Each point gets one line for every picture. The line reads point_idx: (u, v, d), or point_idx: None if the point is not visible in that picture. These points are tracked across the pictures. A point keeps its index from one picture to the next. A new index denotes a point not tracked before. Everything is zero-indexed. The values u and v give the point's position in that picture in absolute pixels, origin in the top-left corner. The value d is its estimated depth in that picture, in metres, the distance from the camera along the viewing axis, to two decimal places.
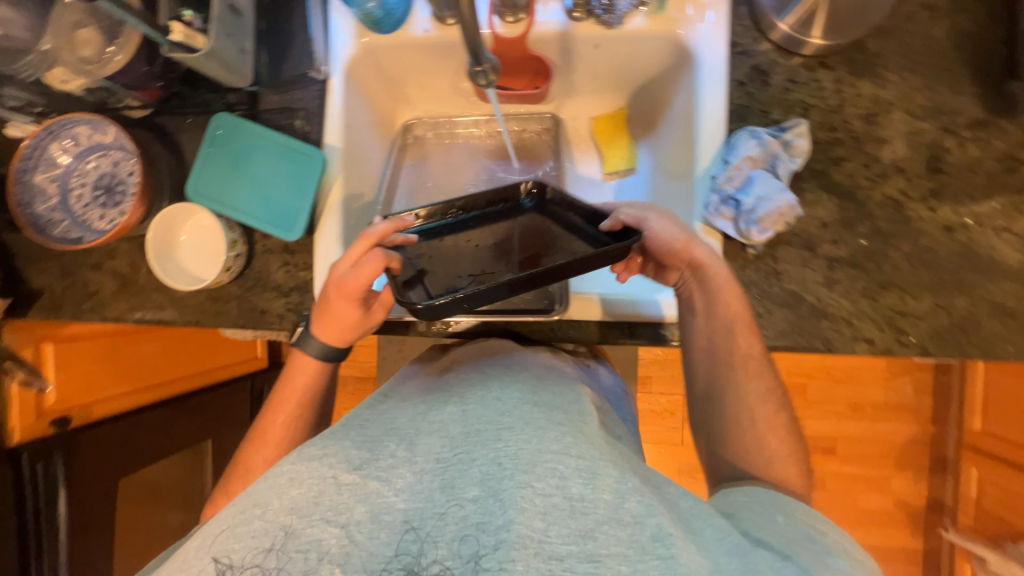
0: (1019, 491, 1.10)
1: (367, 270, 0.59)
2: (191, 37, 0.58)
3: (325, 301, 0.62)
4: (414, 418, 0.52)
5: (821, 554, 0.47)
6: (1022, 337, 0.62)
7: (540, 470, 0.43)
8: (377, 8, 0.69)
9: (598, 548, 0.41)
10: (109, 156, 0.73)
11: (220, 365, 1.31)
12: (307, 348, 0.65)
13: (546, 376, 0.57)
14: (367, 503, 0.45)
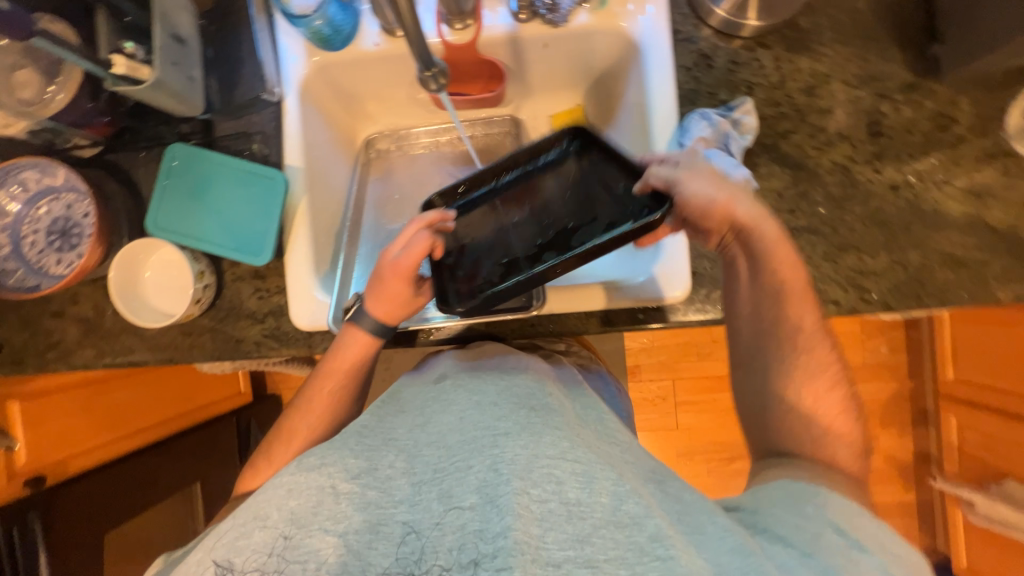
0: (997, 432, 1.15)
1: (416, 250, 0.61)
2: (134, 69, 0.57)
3: (376, 279, 0.62)
4: (412, 427, 0.52)
5: (848, 552, 0.47)
6: (974, 283, 0.66)
7: (537, 476, 0.44)
8: (325, 26, 0.68)
9: (595, 553, 0.42)
10: (62, 200, 0.71)
11: (200, 406, 1.28)
12: (362, 326, 0.64)
13: (543, 376, 0.57)
14: (366, 512, 0.46)
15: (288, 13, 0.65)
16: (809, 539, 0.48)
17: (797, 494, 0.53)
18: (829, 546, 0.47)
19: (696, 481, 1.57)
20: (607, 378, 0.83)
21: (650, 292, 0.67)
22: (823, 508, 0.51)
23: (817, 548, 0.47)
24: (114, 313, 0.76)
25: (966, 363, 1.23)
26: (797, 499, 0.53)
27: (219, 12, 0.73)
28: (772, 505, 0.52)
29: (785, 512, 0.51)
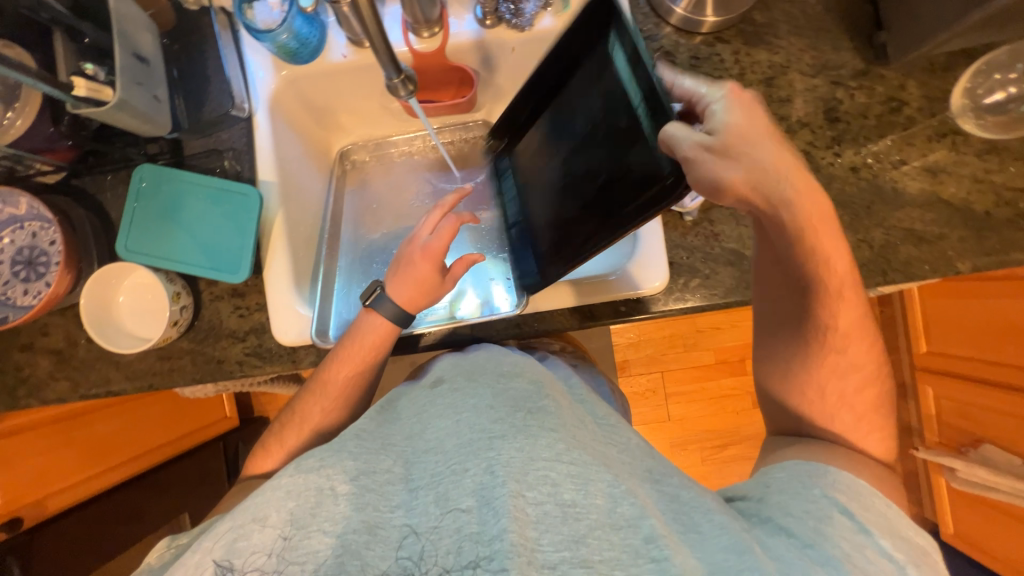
0: (971, 399, 1.20)
1: (445, 232, 0.67)
2: (97, 90, 0.55)
3: (406, 265, 0.68)
4: (410, 433, 0.52)
5: (855, 535, 0.47)
6: (935, 255, 0.69)
7: (532, 479, 0.45)
8: (291, 40, 0.67)
9: (590, 554, 0.42)
10: (26, 228, 0.69)
11: (185, 433, 1.24)
12: (381, 311, 0.66)
13: (540, 378, 0.58)
14: (363, 514, 0.45)
15: (253, 27, 0.64)
16: (816, 528, 0.47)
17: (803, 477, 0.53)
18: (838, 532, 0.47)
19: (691, 471, 1.59)
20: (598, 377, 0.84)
21: (627, 285, 0.69)
22: (832, 493, 0.50)
23: (827, 534, 0.46)
24: (88, 342, 0.73)
25: (937, 335, 1.28)
26: (802, 482, 0.52)
27: (181, 31, 0.72)
28: (778, 493, 0.52)
29: (791, 500, 0.51)
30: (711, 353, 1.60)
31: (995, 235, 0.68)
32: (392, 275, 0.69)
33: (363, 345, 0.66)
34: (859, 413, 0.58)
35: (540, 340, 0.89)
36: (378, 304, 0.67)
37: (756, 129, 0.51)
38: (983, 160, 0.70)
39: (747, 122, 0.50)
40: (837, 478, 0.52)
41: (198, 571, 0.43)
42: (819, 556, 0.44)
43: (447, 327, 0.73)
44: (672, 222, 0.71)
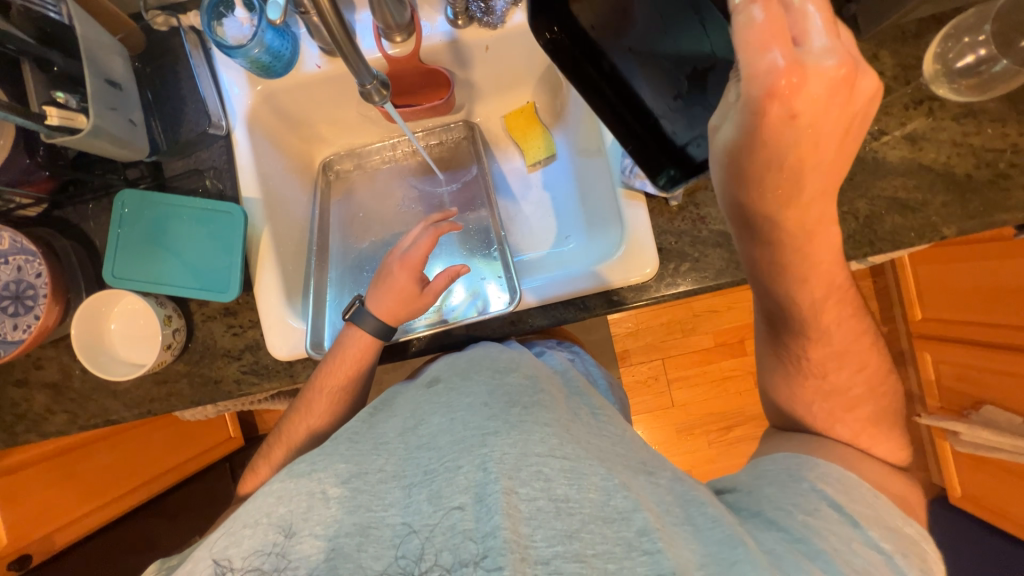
0: (970, 362, 1.21)
1: (424, 243, 0.71)
2: (70, 118, 0.55)
3: (387, 277, 0.70)
4: (403, 430, 0.52)
5: (846, 526, 0.47)
6: (920, 222, 0.69)
7: (525, 474, 0.45)
8: (263, 54, 0.67)
9: (583, 548, 0.42)
10: (11, 263, 0.68)
11: (189, 457, 1.24)
12: (363, 325, 0.67)
13: (535, 373, 0.59)
14: (357, 516, 0.46)
15: (223, 45, 0.64)
16: (803, 522, 0.47)
17: (795, 473, 0.53)
18: (826, 525, 0.47)
19: (699, 455, 1.60)
20: (597, 370, 0.84)
21: (619, 273, 0.69)
22: (821, 487, 0.50)
23: (814, 528, 0.47)
24: (82, 372, 0.73)
25: (931, 301, 1.28)
26: (791, 476, 0.53)
27: (153, 54, 0.72)
28: (769, 486, 0.53)
29: (782, 495, 0.51)
30: (710, 336, 1.60)
31: (977, 197, 0.69)
32: (374, 286, 0.71)
33: (345, 359, 0.66)
34: (847, 398, 0.58)
35: (535, 337, 0.89)
36: (359, 317, 0.68)
37: (785, 144, 0.43)
38: (961, 124, 0.70)
39: (779, 136, 0.43)
40: (826, 472, 0.52)
41: (198, 569, 0.45)
42: (808, 550, 0.45)
43: (437, 329, 0.73)
44: (658, 208, 0.72)
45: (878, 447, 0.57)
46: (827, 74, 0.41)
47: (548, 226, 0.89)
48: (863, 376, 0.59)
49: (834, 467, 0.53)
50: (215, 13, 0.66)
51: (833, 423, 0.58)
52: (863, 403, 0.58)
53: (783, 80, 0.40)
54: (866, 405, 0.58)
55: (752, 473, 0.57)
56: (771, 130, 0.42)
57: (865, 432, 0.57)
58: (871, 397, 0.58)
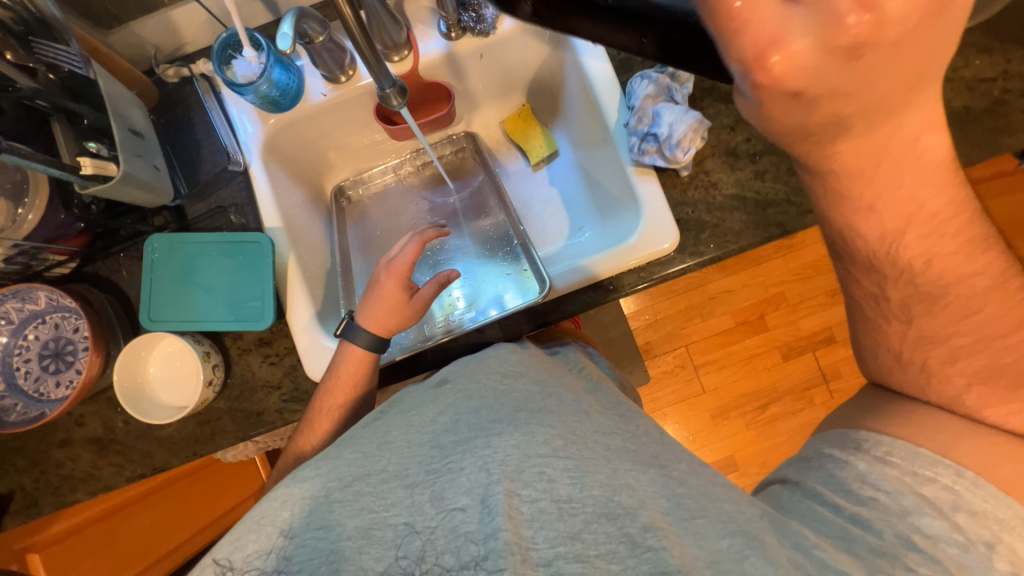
0: None
1: (410, 251, 0.73)
2: (102, 166, 0.57)
3: (376, 289, 0.72)
4: (406, 430, 0.51)
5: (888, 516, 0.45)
6: None
7: (529, 475, 0.44)
8: (272, 89, 0.70)
9: (587, 549, 0.41)
10: (47, 322, 0.70)
11: (241, 500, 1.12)
12: (354, 341, 0.67)
13: (543, 378, 0.56)
14: (358, 518, 0.44)
15: (233, 84, 0.67)
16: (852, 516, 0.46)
17: (846, 454, 0.51)
18: (882, 516, 0.46)
19: (738, 438, 1.56)
20: (614, 373, 0.83)
21: (645, 247, 0.70)
22: (864, 472, 0.48)
23: (865, 521, 0.46)
24: (124, 423, 0.72)
25: None
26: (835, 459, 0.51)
27: (167, 105, 0.75)
28: (813, 479, 0.51)
29: (826, 484, 0.50)
30: (729, 316, 1.59)
31: (980, 126, 0.71)
32: (364, 300, 0.73)
33: (341, 380, 0.66)
34: (948, 348, 0.49)
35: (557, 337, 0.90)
36: (352, 332, 0.68)
37: (786, 144, 0.35)
38: (948, 61, 0.73)
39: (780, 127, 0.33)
40: (888, 451, 0.49)
41: (200, 571, 0.44)
42: (843, 546, 0.44)
43: (468, 330, 0.75)
44: (670, 180, 0.73)
45: (995, 410, 0.48)
46: (832, 36, 0.26)
47: (560, 218, 0.90)
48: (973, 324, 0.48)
49: (904, 446, 0.48)
50: (225, 57, 0.69)
51: (934, 384, 0.50)
52: (975, 356, 0.49)
53: (767, 70, 0.28)
54: (974, 359, 0.49)
55: (799, 462, 0.55)
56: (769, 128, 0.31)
57: (977, 391, 0.48)
58: (983, 347, 0.48)
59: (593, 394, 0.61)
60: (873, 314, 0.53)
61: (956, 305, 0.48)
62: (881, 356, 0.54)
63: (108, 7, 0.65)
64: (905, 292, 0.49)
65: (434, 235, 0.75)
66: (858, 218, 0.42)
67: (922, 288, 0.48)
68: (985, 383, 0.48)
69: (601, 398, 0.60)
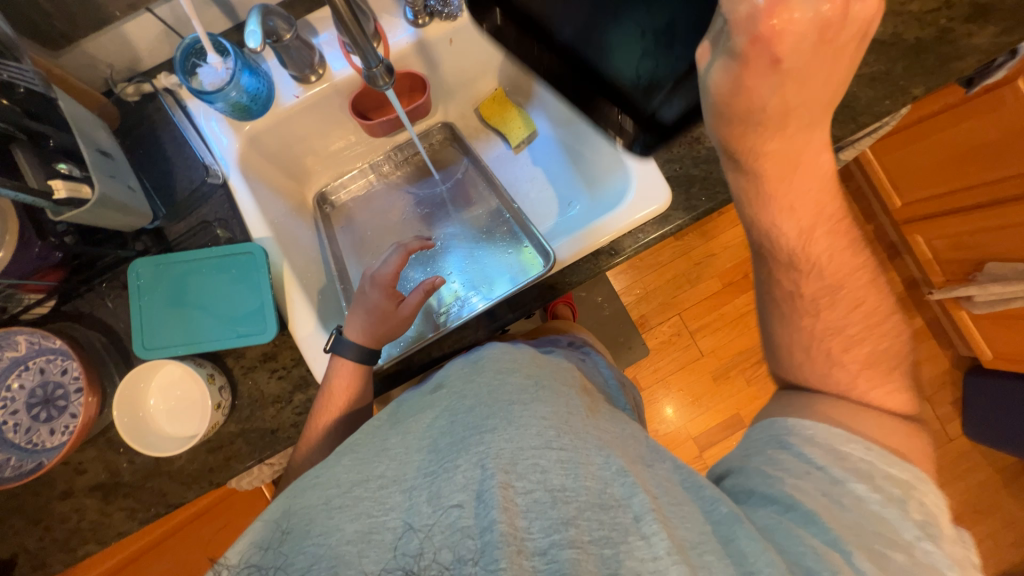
0: (961, 230, 1.23)
1: (395, 263, 0.71)
2: (76, 189, 0.55)
3: (364, 302, 0.69)
4: (403, 436, 0.48)
5: (825, 484, 0.44)
6: (891, 90, 0.75)
7: (522, 468, 0.42)
8: (242, 96, 0.68)
9: (580, 535, 0.39)
10: (31, 368, 0.65)
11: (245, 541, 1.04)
12: (345, 351, 0.65)
13: (538, 374, 0.52)
14: (357, 522, 0.41)
15: (201, 93, 0.64)
16: (794, 486, 0.44)
17: (780, 440, 0.50)
18: (814, 485, 0.44)
19: (741, 397, 1.60)
20: (612, 371, 0.80)
21: (643, 206, 0.70)
22: (805, 450, 0.48)
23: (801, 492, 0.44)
24: (130, 463, 0.68)
25: (906, 185, 1.34)
26: (779, 439, 0.50)
27: (130, 125, 0.71)
28: (754, 460, 0.50)
29: (767, 466, 0.48)
30: (716, 279, 1.63)
31: (932, 54, 0.75)
32: (351, 314, 0.69)
33: (335, 388, 0.64)
34: (844, 337, 0.54)
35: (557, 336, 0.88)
36: (341, 343, 0.65)
37: None
38: None
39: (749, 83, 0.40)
40: (812, 432, 0.49)
41: None
42: (799, 517, 0.42)
43: (478, 314, 0.73)
44: None
45: (875, 392, 0.52)
46: None
47: (548, 195, 0.90)
48: (862, 313, 0.54)
49: (820, 426, 0.49)
50: (189, 65, 0.67)
51: (833, 371, 0.53)
52: (862, 344, 0.54)
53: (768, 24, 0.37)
54: (861, 346, 0.53)
55: (738, 452, 0.53)
56: (752, 77, 0.40)
57: (864, 376, 0.53)
58: (868, 335, 0.54)
59: (595, 391, 0.60)
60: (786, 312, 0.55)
61: (849, 297, 0.54)
62: (792, 353, 0.56)
63: (55, 26, 0.62)
64: (816, 287, 0.53)
65: (418, 246, 0.73)
66: (783, 216, 0.49)
67: (841, 264, 0.53)
68: (873, 368, 0.53)
69: (591, 391, 0.57)
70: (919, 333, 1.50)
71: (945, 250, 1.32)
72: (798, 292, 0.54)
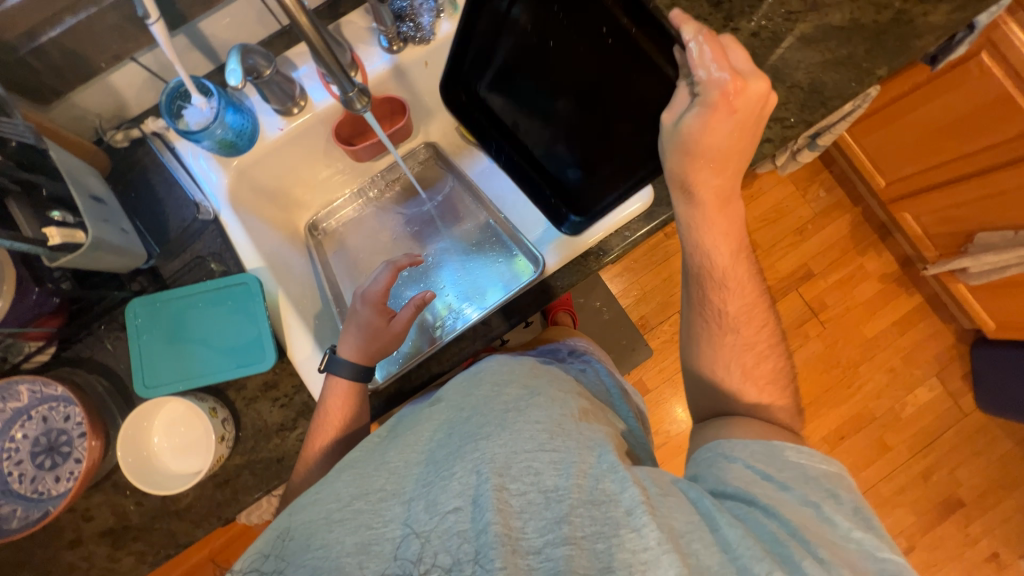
0: (947, 204, 1.24)
1: (385, 279, 0.71)
2: (71, 235, 0.56)
3: (357, 319, 0.69)
4: (401, 447, 0.48)
5: (772, 491, 0.44)
6: (856, 73, 0.77)
7: (515, 471, 0.42)
8: (228, 132, 0.69)
9: (574, 531, 0.40)
10: (34, 417, 0.65)
11: None
12: (341, 371, 0.65)
13: (534, 382, 0.52)
14: (357, 534, 0.42)
15: (188, 133, 0.66)
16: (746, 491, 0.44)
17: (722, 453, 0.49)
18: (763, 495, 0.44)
19: None
20: (613, 377, 0.80)
21: (627, 204, 0.71)
22: (751, 462, 0.47)
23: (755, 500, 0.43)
24: (137, 505, 0.68)
25: (888, 165, 1.35)
26: (722, 455, 0.48)
27: (121, 170, 0.73)
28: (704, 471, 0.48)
29: (713, 479, 0.47)
30: None
31: (891, 35, 0.77)
32: (345, 332, 0.69)
33: (334, 410, 0.64)
34: (754, 353, 0.59)
35: (557, 346, 0.88)
36: (337, 363, 0.66)
37: None
38: None
39: (713, 130, 0.53)
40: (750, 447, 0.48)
41: None
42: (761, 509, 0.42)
43: (474, 324, 0.74)
44: None
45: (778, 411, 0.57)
46: None
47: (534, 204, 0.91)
48: (766, 334, 0.60)
49: (756, 441, 0.49)
50: (175, 108, 0.69)
51: (748, 382, 0.57)
52: (768, 360, 0.59)
53: (727, 94, 0.51)
54: (768, 362, 0.59)
55: (690, 463, 0.52)
56: (716, 122, 0.52)
57: (768, 392, 0.57)
58: (771, 353, 0.59)
59: (591, 394, 0.60)
60: (711, 334, 0.59)
61: (752, 318, 0.59)
62: (737, 363, 0.58)
63: (44, 83, 0.64)
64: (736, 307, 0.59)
65: (407, 262, 0.74)
66: (722, 241, 0.58)
67: None
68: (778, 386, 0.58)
69: (587, 395, 0.57)
70: (919, 309, 1.50)
71: (935, 225, 1.33)
72: (722, 309, 0.59)
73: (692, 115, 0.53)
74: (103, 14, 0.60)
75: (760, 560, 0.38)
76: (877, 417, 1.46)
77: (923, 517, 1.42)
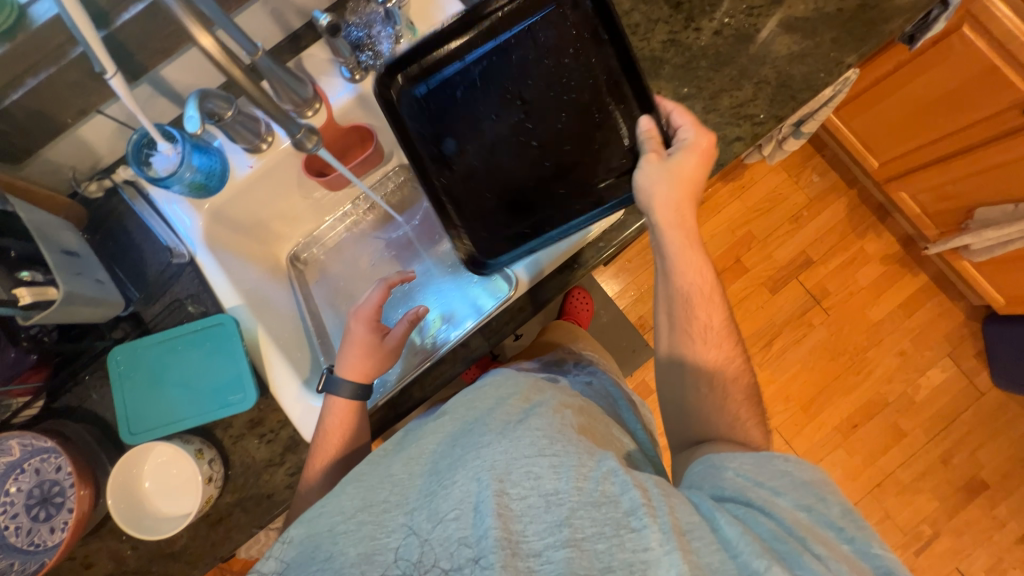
0: (943, 180, 1.21)
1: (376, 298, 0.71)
2: (42, 292, 0.59)
3: (350, 337, 0.69)
4: (404, 457, 0.47)
5: (769, 497, 0.42)
6: (823, 63, 0.75)
7: (516, 476, 0.41)
8: (197, 175, 0.70)
9: (575, 533, 0.39)
10: (26, 469, 0.66)
11: None
12: (340, 392, 0.65)
13: (535, 388, 0.51)
14: (361, 544, 0.42)
15: (158, 180, 0.68)
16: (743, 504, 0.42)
17: (714, 463, 0.46)
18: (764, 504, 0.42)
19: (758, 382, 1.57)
20: (620, 390, 0.78)
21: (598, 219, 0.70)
22: (742, 470, 0.45)
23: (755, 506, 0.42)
24: (134, 550, 0.69)
25: (879, 145, 1.33)
26: (713, 465, 0.46)
27: (98, 220, 0.75)
28: (698, 475, 0.47)
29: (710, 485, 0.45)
30: None
31: (858, 22, 0.75)
32: (340, 351, 0.69)
33: (322, 445, 0.64)
34: (733, 367, 0.59)
35: (556, 357, 0.87)
36: (334, 386, 0.66)
37: None
38: None
39: (692, 169, 0.59)
40: (743, 463, 0.45)
41: None
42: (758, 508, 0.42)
43: (454, 347, 0.73)
44: None
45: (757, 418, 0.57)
46: None
47: None
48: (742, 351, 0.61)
49: (747, 455, 0.46)
50: (142, 155, 0.70)
51: (727, 402, 0.57)
52: (744, 376, 0.60)
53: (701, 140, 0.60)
54: (745, 380, 0.59)
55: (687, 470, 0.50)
56: (692, 162, 0.59)
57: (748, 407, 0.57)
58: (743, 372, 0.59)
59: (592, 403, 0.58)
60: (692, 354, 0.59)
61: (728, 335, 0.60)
62: (716, 376, 0.58)
63: (13, 143, 0.65)
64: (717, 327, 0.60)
65: (399, 278, 0.73)
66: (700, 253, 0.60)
67: None
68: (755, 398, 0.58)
69: (588, 406, 0.55)
70: (924, 291, 1.46)
71: (934, 203, 1.29)
72: (709, 323, 0.59)
73: (678, 152, 0.59)
74: (63, 73, 0.60)
75: (760, 557, 0.37)
76: (889, 402, 1.42)
77: (946, 502, 1.37)
